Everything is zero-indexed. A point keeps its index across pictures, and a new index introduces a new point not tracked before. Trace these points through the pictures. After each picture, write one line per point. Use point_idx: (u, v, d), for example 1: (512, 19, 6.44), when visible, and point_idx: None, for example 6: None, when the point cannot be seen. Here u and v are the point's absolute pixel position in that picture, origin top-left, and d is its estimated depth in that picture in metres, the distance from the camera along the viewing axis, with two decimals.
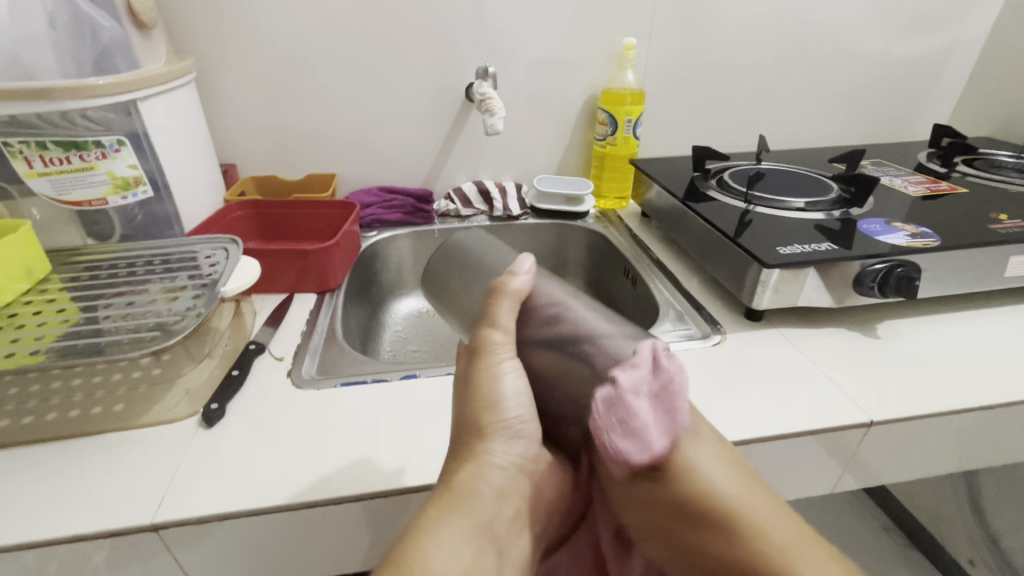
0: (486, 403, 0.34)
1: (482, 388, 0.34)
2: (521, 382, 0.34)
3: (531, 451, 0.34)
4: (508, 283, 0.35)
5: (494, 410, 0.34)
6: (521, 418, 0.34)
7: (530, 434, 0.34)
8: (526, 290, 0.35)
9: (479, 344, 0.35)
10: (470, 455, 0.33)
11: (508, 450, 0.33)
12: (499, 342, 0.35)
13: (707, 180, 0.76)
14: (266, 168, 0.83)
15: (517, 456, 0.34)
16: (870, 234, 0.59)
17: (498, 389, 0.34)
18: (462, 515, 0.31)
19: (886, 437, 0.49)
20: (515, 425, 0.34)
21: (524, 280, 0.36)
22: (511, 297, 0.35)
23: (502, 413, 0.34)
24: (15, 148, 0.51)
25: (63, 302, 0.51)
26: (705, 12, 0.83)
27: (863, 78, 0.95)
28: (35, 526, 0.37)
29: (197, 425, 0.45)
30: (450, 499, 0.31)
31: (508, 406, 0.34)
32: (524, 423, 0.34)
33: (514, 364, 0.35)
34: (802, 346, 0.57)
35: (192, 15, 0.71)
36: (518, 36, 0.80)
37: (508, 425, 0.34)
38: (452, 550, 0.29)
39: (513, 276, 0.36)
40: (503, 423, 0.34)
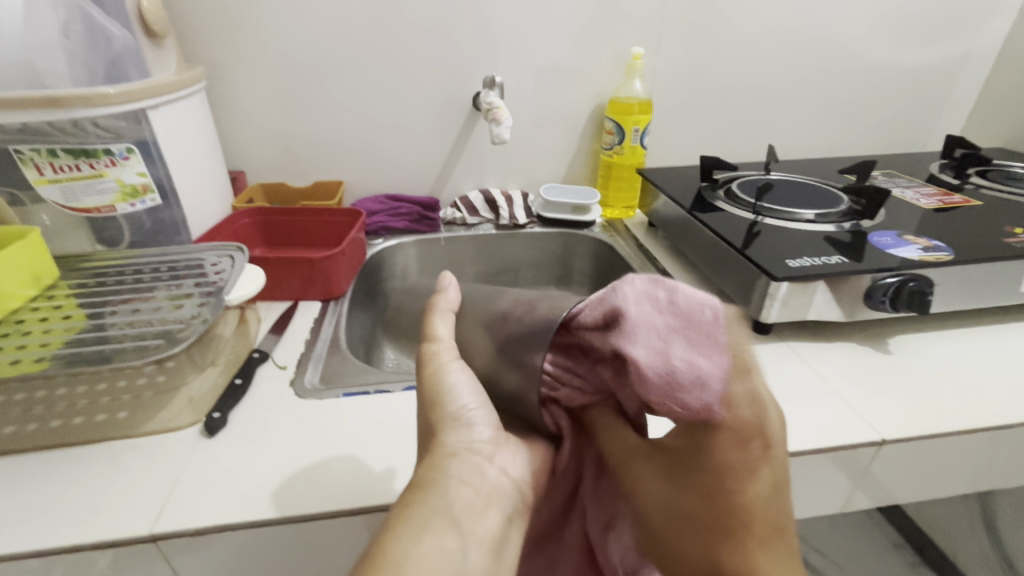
0: (434, 400, 0.36)
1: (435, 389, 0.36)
2: (466, 373, 0.37)
3: (489, 434, 0.36)
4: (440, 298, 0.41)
5: (442, 405, 0.36)
6: (472, 405, 0.36)
7: (485, 419, 0.36)
8: (454, 302, 0.40)
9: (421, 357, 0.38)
10: (432, 448, 0.35)
11: (464, 437, 0.35)
12: (441, 347, 0.38)
13: (715, 190, 0.75)
14: (274, 176, 0.84)
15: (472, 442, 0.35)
16: (882, 247, 0.58)
17: (446, 384, 0.36)
18: (425, 504, 0.31)
19: (898, 455, 0.48)
20: (464, 414, 0.36)
21: (453, 294, 0.41)
22: (444, 310, 0.40)
23: (452, 405, 0.36)
24: (26, 156, 0.52)
25: (69, 308, 0.51)
26: (714, 22, 0.83)
27: (873, 88, 0.94)
28: (35, 535, 0.37)
29: (199, 434, 0.45)
30: (415, 492, 0.32)
31: (455, 399, 0.36)
32: (474, 409, 0.36)
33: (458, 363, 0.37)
34: (811, 361, 0.56)
35: (203, 24, 0.72)
36: (526, 45, 0.80)
37: (460, 414, 0.36)
38: (421, 539, 0.29)
39: (442, 293, 0.41)
40: (453, 413, 0.35)
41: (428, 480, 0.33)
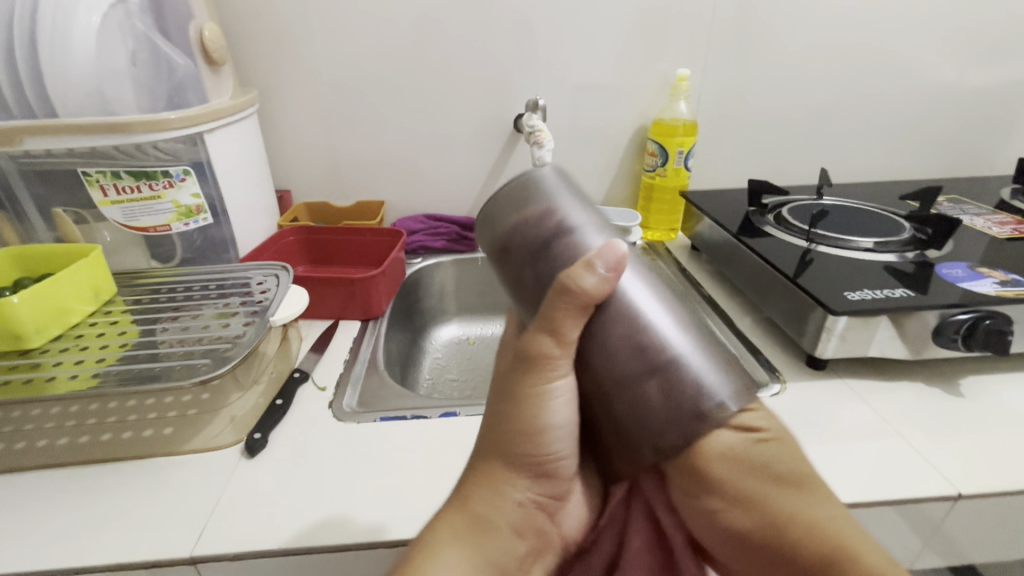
0: (526, 434, 0.32)
1: (522, 424, 0.32)
2: (570, 413, 0.32)
3: (554, 488, 0.35)
4: (593, 288, 0.28)
5: (532, 443, 0.33)
6: (559, 455, 0.33)
7: (563, 469, 0.34)
8: (606, 296, 0.29)
9: (535, 360, 0.31)
10: (495, 478, 0.33)
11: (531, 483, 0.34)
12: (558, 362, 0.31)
13: (764, 215, 0.72)
14: (318, 195, 0.86)
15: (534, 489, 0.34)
16: (951, 280, 0.54)
17: (544, 421, 0.32)
18: (473, 547, 0.32)
19: (977, 511, 0.43)
20: (549, 457, 0.33)
21: (600, 281, 0.28)
22: (586, 302, 0.28)
23: (541, 447, 0.33)
24: (93, 178, 0.55)
25: (124, 324, 0.53)
26: (762, 42, 0.81)
27: (935, 108, 0.89)
28: (83, 551, 0.38)
29: (240, 455, 0.46)
30: (469, 527, 0.32)
31: (550, 439, 0.33)
32: (562, 459, 0.34)
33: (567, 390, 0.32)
34: (872, 401, 0.52)
35: (258, 51, 0.75)
36: (569, 67, 0.80)
37: (543, 459, 0.33)
38: None
39: (593, 268, 0.28)
40: (539, 457, 0.33)
41: (487, 523, 0.32)
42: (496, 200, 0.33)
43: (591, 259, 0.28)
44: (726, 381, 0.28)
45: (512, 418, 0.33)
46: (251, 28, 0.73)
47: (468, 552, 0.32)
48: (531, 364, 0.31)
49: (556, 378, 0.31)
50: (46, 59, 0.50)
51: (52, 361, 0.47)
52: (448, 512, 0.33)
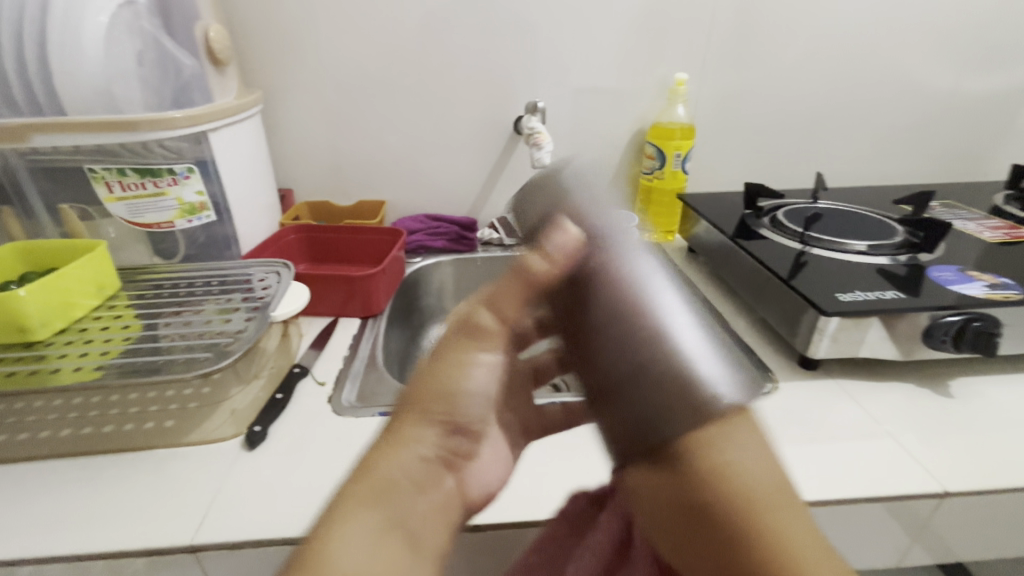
0: (443, 388, 0.30)
1: (442, 383, 0.30)
2: (489, 372, 0.31)
3: (466, 454, 0.32)
4: (552, 265, 0.27)
5: (449, 399, 0.30)
6: (475, 416, 0.32)
7: (477, 432, 0.33)
8: (564, 274, 0.28)
9: (471, 318, 0.30)
10: (398, 436, 0.29)
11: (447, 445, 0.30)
12: (488, 320, 0.30)
13: (760, 218, 0.73)
14: (320, 194, 0.87)
15: (453, 457, 0.31)
16: (942, 283, 0.55)
17: (461, 378, 0.30)
18: (377, 509, 0.27)
19: (963, 509, 0.44)
20: (467, 420, 0.31)
21: (563, 254, 0.27)
22: (536, 279, 0.28)
23: (457, 404, 0.30)
24: (99, 174, 0.56)
25: (128, 319, 0.54)
26: (759, 48, 0.82)
27: (931, 114, 0.90)
28: (84, 538, 0.39)
29: (240, 447, 0.46)
30: (377, 499, 0.27)
31: (468, 399, 0.31)
32: (478, 422, 0.32)
33: (489, 358, 0.31)
34: (863, 401, 0.53)
35: (263, 51, 0.76)
36: (569, 71, 0.81)
37: (460, 418, 0.31)
38: (357, 548, 0.26)
39: (556, 239, 0.28)
40: (456, 414, 0.31)
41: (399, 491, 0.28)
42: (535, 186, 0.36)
43: (552, 233, 0.28)
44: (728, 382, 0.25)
45: (430, 377, 0.30)
46: (255, 29, 0.74)
47: (379, 525, 0.27)
48: (464, 325, 0.30)
49: (484, 340, 0.30)
50: (55, 57, 0.51)
51: (57, 354, 0.48)
52: (353, 488, 0.28)
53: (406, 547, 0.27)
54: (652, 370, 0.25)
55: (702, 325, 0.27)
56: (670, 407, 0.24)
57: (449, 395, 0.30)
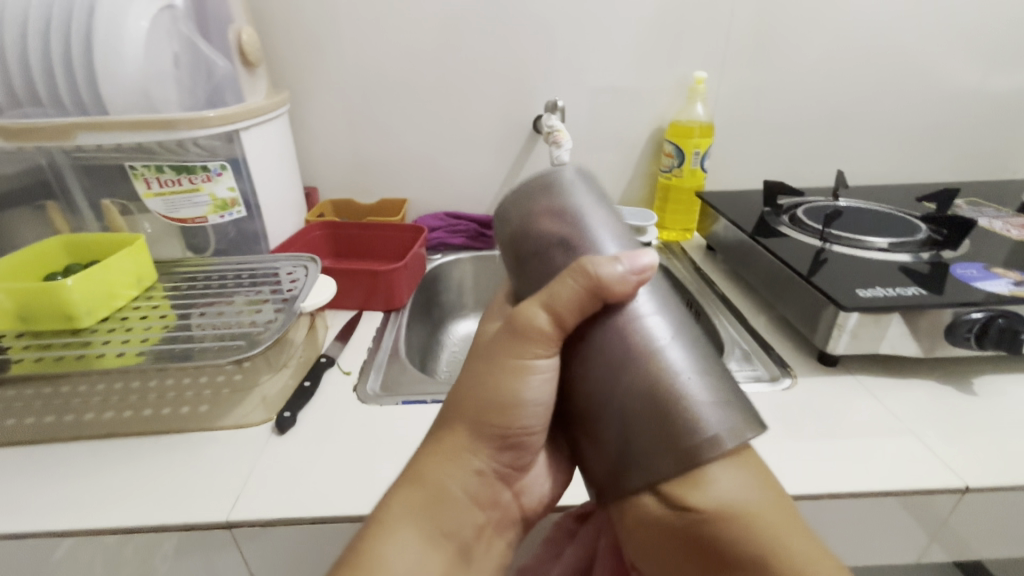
0: (498, 403, 0.32)
1: (495, 398, 0.32)
2: (544, 386, 0.32)
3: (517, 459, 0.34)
4: (607, 279, 0.30)
5: (503, 413, 0.32)
6: (530, 427, 0.33)
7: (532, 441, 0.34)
8: (622, 292, 0.30)
9: (522, 325, 0.31)
10: (454, 447, 0.32)
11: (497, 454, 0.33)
12: (542, 330, 0.31)
13: (779, 215, 0.73)
14: (343, 192, 0.89)
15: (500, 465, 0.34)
16: (965, 280, 0.54)
17: (518, 391, 0.32)
18: (429, 516, 0.31)
19: (984, 505, 0.44)
20: (520, 433, 0.33)
21: (624, 278, 0.30)
22: (599, 293, 0.30)
23: (512, 418, 0.32)
24: (138, 171, 0.59)
25: (165, 309, 0.56)
26: (779, 46, 0.82)
27: (957, 111, 0.89)
28: (127, 512, 0.41)
29: (270, 431, 0.49)
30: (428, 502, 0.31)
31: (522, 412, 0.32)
32: (533, 432, 0.34)
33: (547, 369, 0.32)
34: (883, 397, 0.53)
35: (290, 53, 0.78)
36: (588, 70, 0.82)
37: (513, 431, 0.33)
38: (408, 550, 0.30)
39: (622, 264, 0.30)
40: (510, 427, 0.33)
41: (448, 498, 0.32)
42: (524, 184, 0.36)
43: (622, 261, 0.30)
44: (720, 415, 0.27)
45: (484, 388, 0.32)
46: (283, 32, 0.77)
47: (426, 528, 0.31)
48: (519, 333, 0.31)
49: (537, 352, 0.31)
50: (100, 59, 0.54)
51: (101, 340, 0.50)
52: (404, 489, 0.32)
53: (452, 548, 0.32)
54: (645, 395, 0.28)
55: (704, 367, 0.29)
56: (658, 444, 0.27)
57: (502, 408, 0.32)
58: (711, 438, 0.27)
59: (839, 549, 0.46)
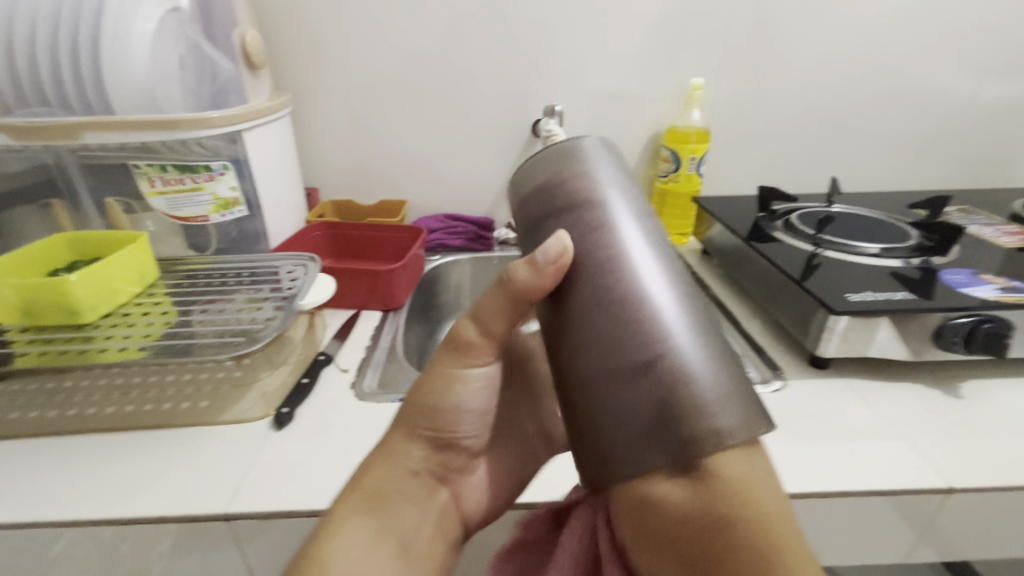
0: (434, 408, 0.37)
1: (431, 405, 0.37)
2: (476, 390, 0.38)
3: (456, 463, 0.39)
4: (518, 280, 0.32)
5: (435, 416, 0.37)
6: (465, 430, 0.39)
7: (467, 445, 0.39)
8: (538, 285, 0.31)
9: (455, 337, 0.37)
10: (391, 449, 0.37)
11: (433, 457, 0.38)
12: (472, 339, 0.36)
13: (773, 221, 0.74)
14: (344, 193, 0.90)
15: (438, 467, 0.38)
16: (954, 285, 0.55)
17: (455, 394, 0.37)
18: (371, 514, 0.35)
19: (969, 506, 0.45)
20: (451, 436, 0.38)
21: (546, 267, 0.30)
22: (519, 289, 0.32)
23: (448, 422, 0.37)
24: (142, 170, 0.60)
25: (166, 306, 0.57)
26: (776, 54, 0.83)
27: (950, 121, 0.90)
28: (127, 503, 0.42)
29: (269, 426, 0.49)
30: (365, 501, 0.35)
31: (461, 415, 0.38)
32: (467, 437, 0.39)
33: (480, 376, 0.38)
34: (872, 400, 0.53)
35: (294, 57, 0.79)
36: (587, 76, 0.83)
37: (450, 435, 0.38)
38: (354, 546, 0.34)
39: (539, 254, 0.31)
40: (447, 431, 0.38)
41: (384, 494, 0.36)
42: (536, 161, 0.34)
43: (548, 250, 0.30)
44: (727, 407, 0.25)
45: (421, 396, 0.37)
46: (287, 36, 0.78)
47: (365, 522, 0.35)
48: (453, 346, 0.37)
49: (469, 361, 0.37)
50: (107, 60, 0.55)
51: (103, 335, 0.51)
52: (350, 492, 0.36)
53: (394, 550, 0.35)
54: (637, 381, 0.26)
55: (712, 354, 0.27)
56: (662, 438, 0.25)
57: (439, 411, 0.37)
58: (719, 430, 0.25)
59: (826, 548, 0.47)
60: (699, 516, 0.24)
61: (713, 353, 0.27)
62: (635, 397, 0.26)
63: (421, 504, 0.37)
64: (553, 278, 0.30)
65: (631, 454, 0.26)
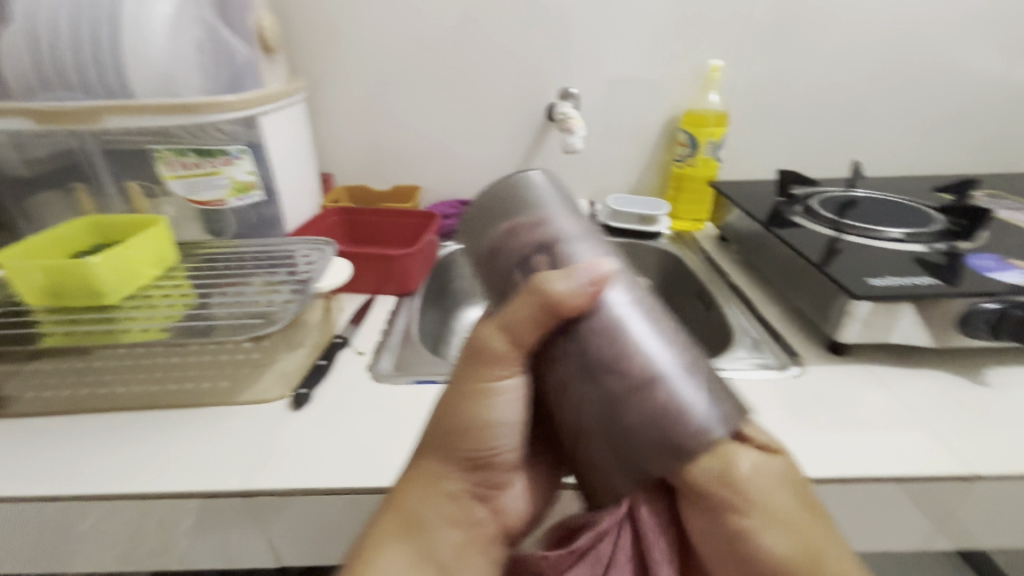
0: (464, 427, 0.34)
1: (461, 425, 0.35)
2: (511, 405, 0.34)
3: (497, 477, 0.36)
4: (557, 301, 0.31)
5: (468, 436, 0.34)
6: (500, 447, 0.35)
7: (504, 462, 0.36)
8: (579, 307, 0.31)
9: (483, 347, 0.33)
10: (423, 470, 0.35)
11: (466, 476, 0.35)
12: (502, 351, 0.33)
13: (793, 205, 0.73)
14: (358, 179, 0.90)
15: (473, 486, 0.36)
16: (981, 270, 0.54)
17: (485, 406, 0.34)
18: (404, 539, 0.34)
19: (991, 494, 0.44)
20: (487, 455, 0.35)
21: (574, 286, 0.31)
22: (557, 306, 0.31)
23: (481, 440, 0.35)
24: (161, 154, 0.60)
25: (186, 288, 0.58)
26: (798, 35, 0.81)
27: (979, 102, 0.87)
28: (153, 479, 0.43)
29: (287, 407, 0.50)
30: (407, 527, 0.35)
31: (495, 432, 0.34)
32: (504, 452, 0.35)
33: (512, 386, 0.34)
34: (892, 387, 0.53)
35: (308, 41, 0.79)
36: (603, 59, 0.81)
37: (482, 455, 0.35)
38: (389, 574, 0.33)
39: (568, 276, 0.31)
40: (480, 451, 0.35)
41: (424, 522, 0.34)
42: (485, 205, 0.37)
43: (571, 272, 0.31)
44: (714, 407, 0.29)
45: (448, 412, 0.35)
46: (301, 20, 0.78)
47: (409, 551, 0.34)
48: (477, 356, 0.34)
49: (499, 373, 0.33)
50: (126, 44, 0.55)
51: (126, 316, 0.52)
52: (382, 518, 0.35)
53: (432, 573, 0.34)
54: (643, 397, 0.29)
55: (685, 358, 0.30)
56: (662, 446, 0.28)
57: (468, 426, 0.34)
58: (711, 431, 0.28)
59: (843, 535, 0.46)
60: (723, 504, 0.28)
61: (688, 357, 0.30)
62: (643, 415, 0.29)
63: (458, 522, 0.35)
64: (588, 298, 0.31)
65: (646, 464, 0.28)
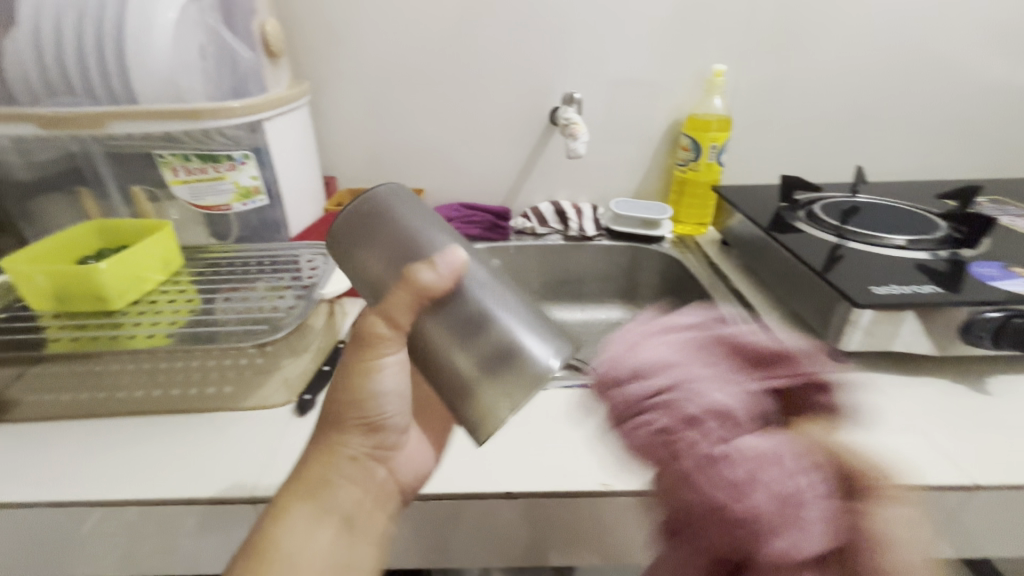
0: (357, 399, 0.38)
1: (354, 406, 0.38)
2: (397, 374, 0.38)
3: (391, 438, 0.40)
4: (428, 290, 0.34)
5: (360, 406, 0.38)
6: (392, 412, 0.39)
7: (395, 425, 0.40)
8: (443, 291, 0.34)
9: (368, 332, 0.36)
10: (327, 442, 0.38)
11: (362, 440, 0.39)
12: (387, 334, 0.36)
13: (795, 211, 0.73)
14: (361, 182, 0.90)
15: (373, 449, 0.40)
16: (984, 279, 0.54)
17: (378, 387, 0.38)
18: (314, 503, 0.37)
19: (992, 503, 0.44)
20: (378, 419, 0.39)
21: (440, 274, 0.33)
22: (425, 292, 0.34)
23: (373, 408, 0.38)
24: (166, 159, 0.61)
25: (191, 293, 0.58)
26: (802, 39, 0.80)
27: (983, 106, 0.87)
28: (159, 485, 0.43)
29: (291, 413, 0.50)
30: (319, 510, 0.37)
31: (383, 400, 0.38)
32: (390, 416, 0.39)
33: (396, 362, 0.38)
34: (894, 395, 0.53)
35: (311, 44, 0.79)
36: (606, 63, 0.81)
37: (378, 419, 0.39)
38: (307, 541, 0.36)
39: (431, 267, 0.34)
40: (374, 417, 0.39)
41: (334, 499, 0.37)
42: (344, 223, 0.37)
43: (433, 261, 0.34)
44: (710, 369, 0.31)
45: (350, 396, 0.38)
46: (304, 23, 0.78)
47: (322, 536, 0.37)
48: (362, 342, 0.36)
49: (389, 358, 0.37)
50: (131, 50, 0.55)
51: (132, 322, 0.53)
52: (289, 490, 0.37)
53: (339, 529, 0.37)
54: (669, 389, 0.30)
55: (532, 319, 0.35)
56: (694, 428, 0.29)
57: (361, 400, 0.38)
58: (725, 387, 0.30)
59: None
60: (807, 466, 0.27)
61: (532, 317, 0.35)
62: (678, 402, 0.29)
63: (359, 482, 0.39)
64: (448, 284, 0.34)
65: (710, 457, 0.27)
